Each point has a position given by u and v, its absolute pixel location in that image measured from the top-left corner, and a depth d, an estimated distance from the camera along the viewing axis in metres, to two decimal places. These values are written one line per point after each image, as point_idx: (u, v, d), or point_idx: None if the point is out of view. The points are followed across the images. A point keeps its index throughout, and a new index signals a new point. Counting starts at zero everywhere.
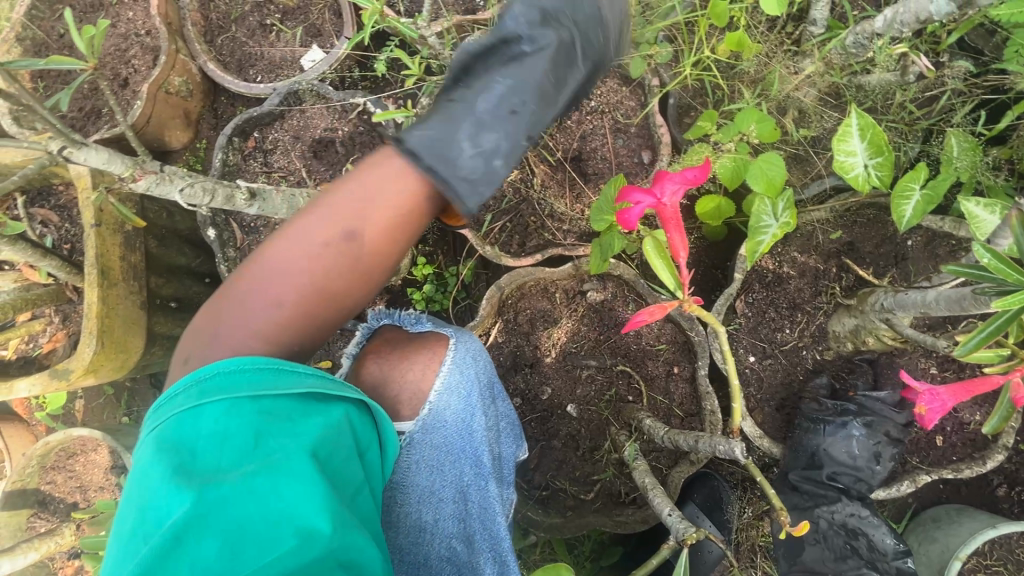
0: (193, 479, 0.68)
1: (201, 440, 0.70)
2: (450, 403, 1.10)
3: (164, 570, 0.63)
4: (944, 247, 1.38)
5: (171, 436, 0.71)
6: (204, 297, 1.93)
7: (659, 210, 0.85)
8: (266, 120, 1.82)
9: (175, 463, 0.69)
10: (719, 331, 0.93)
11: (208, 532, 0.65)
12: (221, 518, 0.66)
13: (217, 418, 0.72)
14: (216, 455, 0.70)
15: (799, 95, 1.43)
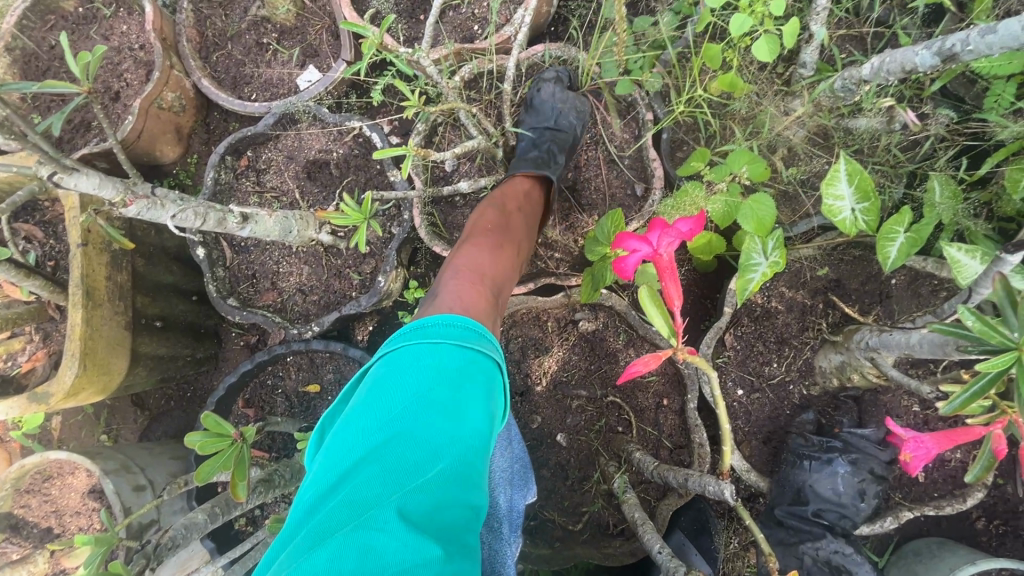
0: (413, 398, 0.81)
1: (437, 374, 0.84)
2: None
3: (378, 456, 0.76)
4: (926, 287, 1.40)
5: (410, 360, 0.87)
6: (191, 316, 1.91)
7: (654, 259, 0.87)
8: (260, 140, 1.82)
9: (408, 381, 0.83)
10: (711, 377, 0.94)
11: (409, 445, 0.77)
12: (420, 437, 0.77)
13: (433, 357, 0.87)
14: (422, 380, 0.83)
15: (789, 135, 1.47)
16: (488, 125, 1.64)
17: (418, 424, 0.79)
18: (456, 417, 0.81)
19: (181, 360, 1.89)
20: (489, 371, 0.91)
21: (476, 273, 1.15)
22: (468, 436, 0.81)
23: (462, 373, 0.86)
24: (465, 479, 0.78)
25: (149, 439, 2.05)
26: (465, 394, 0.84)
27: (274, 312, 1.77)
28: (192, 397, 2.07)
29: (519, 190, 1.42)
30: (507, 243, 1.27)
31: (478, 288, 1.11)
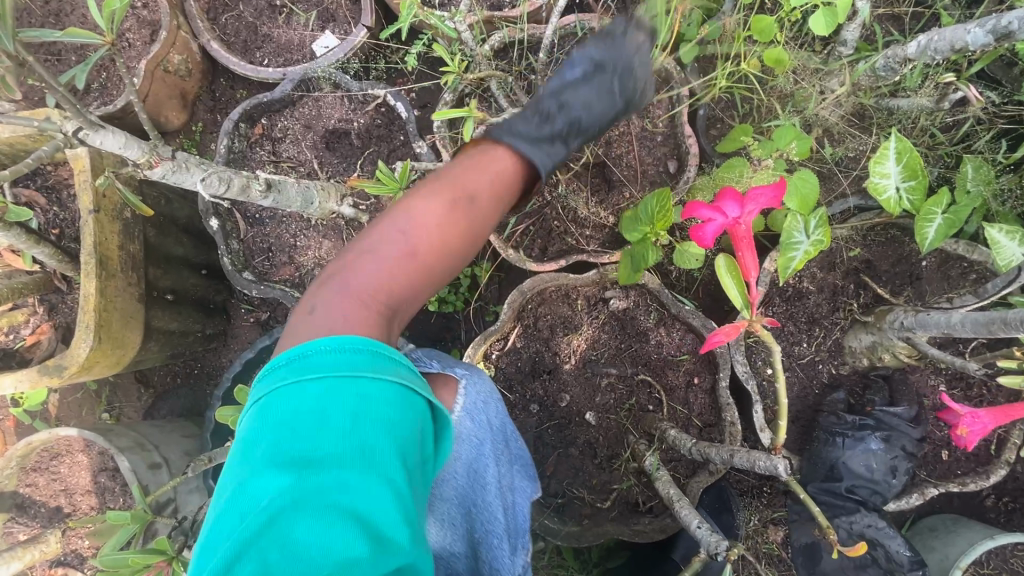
0: (294, 462, 0.64)
1: (322, 423, 0.66)
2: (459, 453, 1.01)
3: (262, 544, 0.59)
4: (956, 269, 1.41)
5: (289, 409, 0.68)
6: (200, 290, 1.84)
7: (731, 228, 0.85)
8: (276, 107, 1.74)
9: (289, 440, 0.66)
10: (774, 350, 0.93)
11: (295, 522, 0.60)
12: (310, 509, 0.61)
13: (320, 396, 0.68)
14: (315, 435, 0.66)
15: (826, 114, 1.45)
16: (519, 97, 1.59)
17: (306, 493, 0.62)
18: (356, 470, 0.64)
19: (191, 336, 1.82)
20: (399, 395, 0.73)
21: (365, 280, 0.85)
22: (374, 491, 0.64)
23: (359, 408, 0.68)
24: (380, 549, 0.61)
25: (154, 417, 1.98)
26: (363, 439, 0.67)
27: (291, 286, 1.71)
28: (200, 375, 2.00)
29: (479, 172, 0.98)
30: (433, 228, 0.90)
31: (367, 302, 0.83)
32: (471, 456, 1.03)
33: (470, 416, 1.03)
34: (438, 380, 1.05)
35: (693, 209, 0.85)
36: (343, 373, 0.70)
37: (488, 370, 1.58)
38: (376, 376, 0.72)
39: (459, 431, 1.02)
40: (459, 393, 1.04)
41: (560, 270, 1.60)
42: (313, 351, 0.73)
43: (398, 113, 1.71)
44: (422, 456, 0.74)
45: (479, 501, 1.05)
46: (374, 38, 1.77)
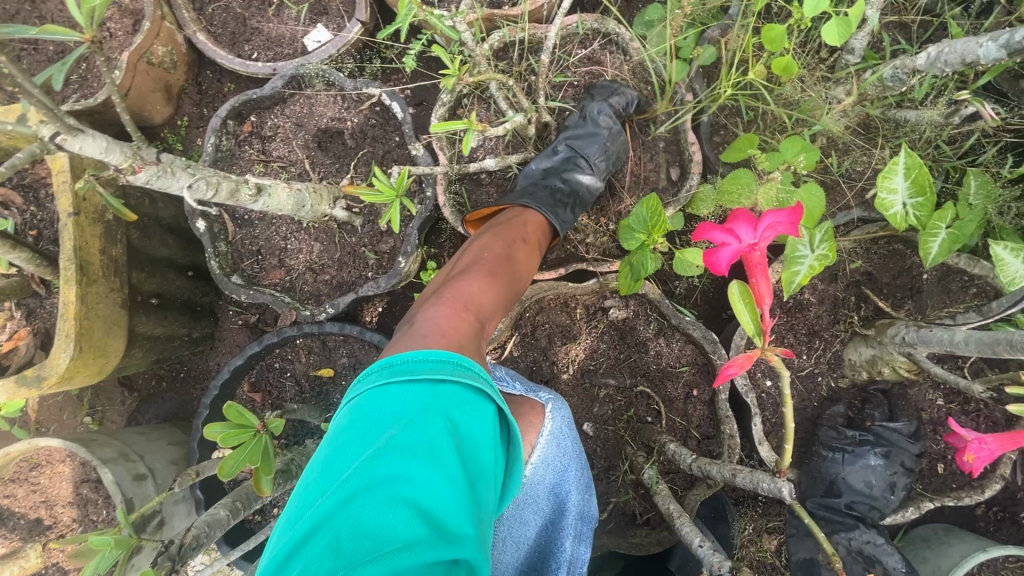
0: (370, 451, 0.70)
1: (400, 420, 0.73)
2: (543, 478, 1.07)
3: (334, 517, 0.63)
4: (957, 283, 1.40)
5: (369, 408, 0.75)
6: (187, 293, 1.78)
7: (746, 254, 0.82)
8: (266, 104, 1.68)
9: (363, 434, 0.72)
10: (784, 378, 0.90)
11: (369, 499, 0.65)
12: (384, 490, 0.65)
13: (403, 399, 0.76)
14: (393, 429, 0.72)
15: (831, 124, 1.43)
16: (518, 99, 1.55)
17: (377, 479, 0.66)
18: (422, 464, 0.68)
19: (177, 340, 1.76)
20: (466, 406, 0.78)
21: (462, 300, 1.07)
22: (437, 487, 0.67)
23: (428, 411, 0.74)
24: (439, 539, 0.64)
25: (139, 422, 1.93)
26: (432, 437, 0.71)
27: (282, 291, 1.66)
28: (186, 378, 1.95)
29: (523, 224, 1.34)
30: (505, 269, 1.20)
31: (459, 315, 1.01)
32: (553, 481, 1.09)
33: (556, 442, 1.10)
34: (527, 406, 1.14)
35: (706, 234, 0.83)
36: (418, 383, 0.78)
37: None
38: (447, 389, 0.79)
39: (544, 454, 1.09)
40: (546, 419, 1.11)
41: (559, 278, 1.57)
42: (395, 363, 0.81)
43: (393, 113, 1.66)
44: (483, 466, 0.76)
45: (555, 523, 1.10)
46: (368, 33, 1.70)
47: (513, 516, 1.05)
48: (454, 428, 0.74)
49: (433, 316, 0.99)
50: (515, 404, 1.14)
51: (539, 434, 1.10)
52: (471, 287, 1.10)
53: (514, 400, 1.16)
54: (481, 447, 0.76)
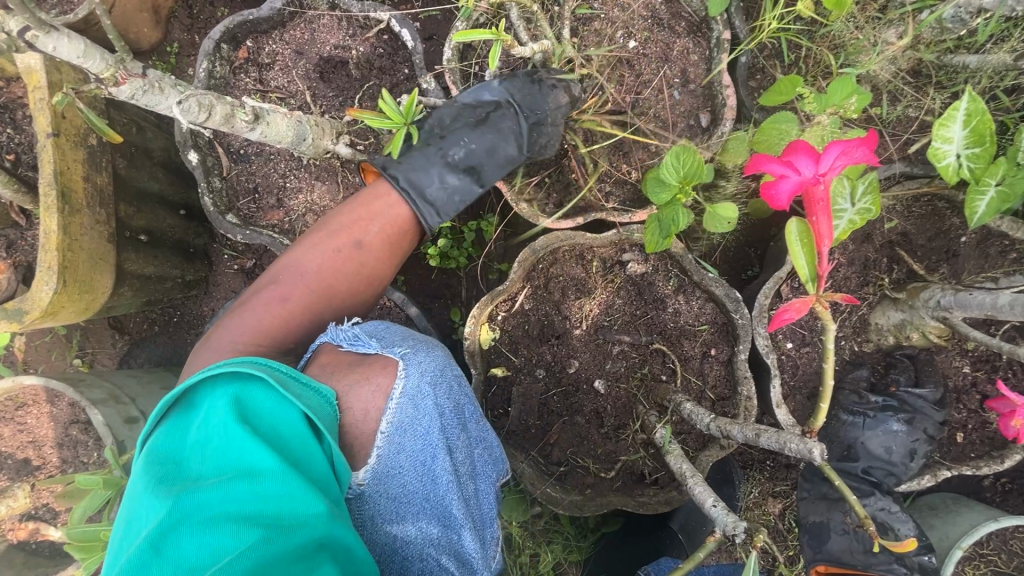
0: (176, 486, 0.69)
1: (200, 448, 0.74)
2: (404, 445, 0.93)
3: (150, 569, 0.63)
4: (996, 247, 1.32)
5: (162, 450, 0.74)
6: (179, 233, 1.68)
7: (807, 189, 0.74)
8: (263, 27, 1.54)
9: (160, 476, 0.71)
10: (830, 330, 0.83)
11: (188, 532, 0.65)
12: (201, 517, 0.66)
13: (200, 427, 0.75)
14: (199, 463, 0.72)
15: (878, 70, 1.32)
16: (540, 30, 1.42)
17: (188, 507, 0.67)
18: (235, 479, 0.70)
19: (169, 282, 1.67)
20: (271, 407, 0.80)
21: (338, 256, 1.16)
22: (265, 488, 0.70)
23: (221, 427, 0.74)
24: (276, 533, 0.67)
25: (130, 366, 1.86)
26: (240, 453, 0.72)
27: (280, 233, 1.57)
28: (179, 323, 1.88)
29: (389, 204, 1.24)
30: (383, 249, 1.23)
31: (326, 281, 1.14)
32: (416, 448, 0.94)
33: (411, 403, 0.95)
34: (376, 362, 0.99)
35: (764, 165, 0.74)
36: (207, 402, 0.78)
37: (493, 332, 1.49)
38: (239, 391, 0.79)
39: (399, 420, 0.94)
40: (398, 376, 0.97)
41: (576, 228, 1.48)
42: (175, 394, 0.79)
43: (403, 42, 1.52)
44: (302, 452, 0.78)
45: (435, 496, 0.96)
46: None
47: (377, 495, 0.90)
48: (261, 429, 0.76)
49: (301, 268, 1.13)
50: (363, 364, 0.99)
51: (388, 397, 0.95)
52: (363, 248, 1.18)
53: (365, 359, 1.01)
54: (296, 436, 0.79)
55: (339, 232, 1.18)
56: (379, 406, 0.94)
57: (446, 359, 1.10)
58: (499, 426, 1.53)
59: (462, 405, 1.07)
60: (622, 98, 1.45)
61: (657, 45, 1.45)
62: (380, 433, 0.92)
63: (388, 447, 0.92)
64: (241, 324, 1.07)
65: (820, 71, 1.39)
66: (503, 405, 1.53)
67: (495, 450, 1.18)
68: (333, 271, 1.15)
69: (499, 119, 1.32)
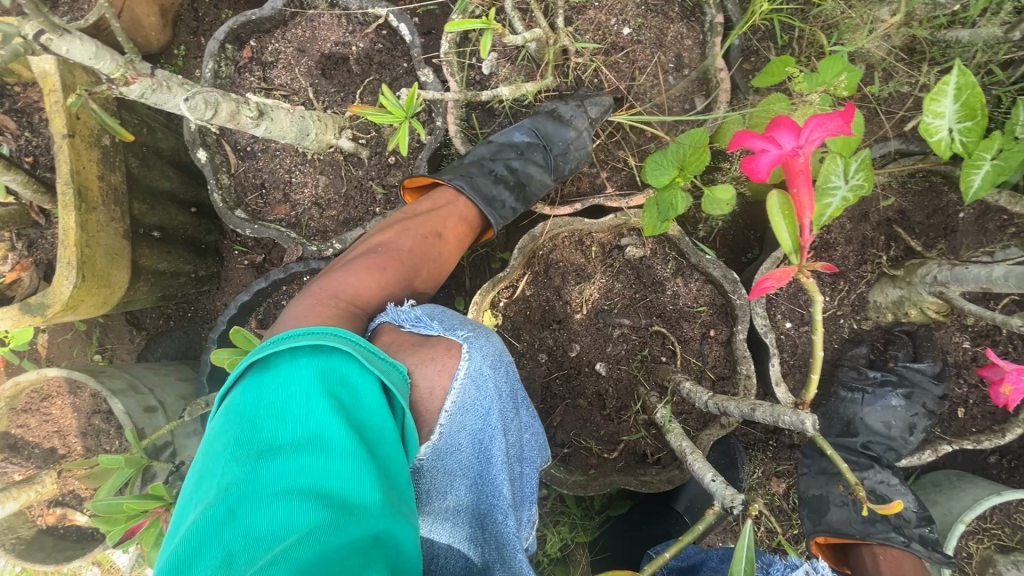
0: (252, 449, 0.68)
1: (276, 410, 0.72)
2: (464, 424, 0.92)
3: (216, 536, 0.61)
4: (995, 222, 1.33)
5: (238, 408, 0.73)
6: (191, 229, 1.73)
7: (786, 162, 0.76)
8: (266, 27, 1.58)
9: (236, 436, 0.70)
10: (817, 302, 0.85)
11: (260, 501, 0.64)
12: (274, 487, 0.65)
13: (278, 389, 0.74)
14: (274, 426, 0.71)
15: (872, 49, 1.33)
16: (534, 20, 1.45)
17: (261, 475, 0.66)
18: (310, 450, 0.68)
19: (183, 277, 1.73)
20: (351, 379, 0.79)
21: (426, 239, 1.22)
22: (339, 466, 0.68)
23: (305, 394, 0.73)
24: (343, 515, 0.65)
25: (148, 360, 1.93)
26: (318, 423, 0.71)
27: (287, 226, 1.61)
28: (194, 318, 1.94)
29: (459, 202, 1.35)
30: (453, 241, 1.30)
31: (414, 261, 1.17)
32: (474, 428, 0.93)
33: (474, 385, 0.94)
34: (438, 343, 0.98)
35: (746, 138, 0.77)
36: (286, 366, 0.77)
37: (495, 318, 1.54)
38: (321, 360, 0.78)
39: (461, 401, 0.93)
40: (461, 358, 0.96)
41: (576, 215, 1.52)
42: (253, 356, 0.78)
43: (401, 36, 1.55)
44: (375, 429, 0.77)
45: (487, 478, 0.95)
46: None
47: (434, 471, 0.89)
48: (344, 403, 0.74)
49: (394, 247, 1.16)
50: (426, 344, 0.97)
51: (453, 378, 0.94)
52: (443, 239, 1.26)
53: (428, 339, 0.99)
54: (372, 412, 0.77)
55: (421, 217, 1.26)
56: (443, 386, 0.93)
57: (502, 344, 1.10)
58: None
59: (512, 390, 1.06)
60: (617, 85, 1.47)
61: (650, 31, 1.47)
62: (442, 412, 0.91)
63: (449, 425, 0.91)
64: (341, 282, 1.03)
65: (813, 52, 1.40)
66: None
67: (537, 435, 1.19)
68: (423, 253, 1.21)
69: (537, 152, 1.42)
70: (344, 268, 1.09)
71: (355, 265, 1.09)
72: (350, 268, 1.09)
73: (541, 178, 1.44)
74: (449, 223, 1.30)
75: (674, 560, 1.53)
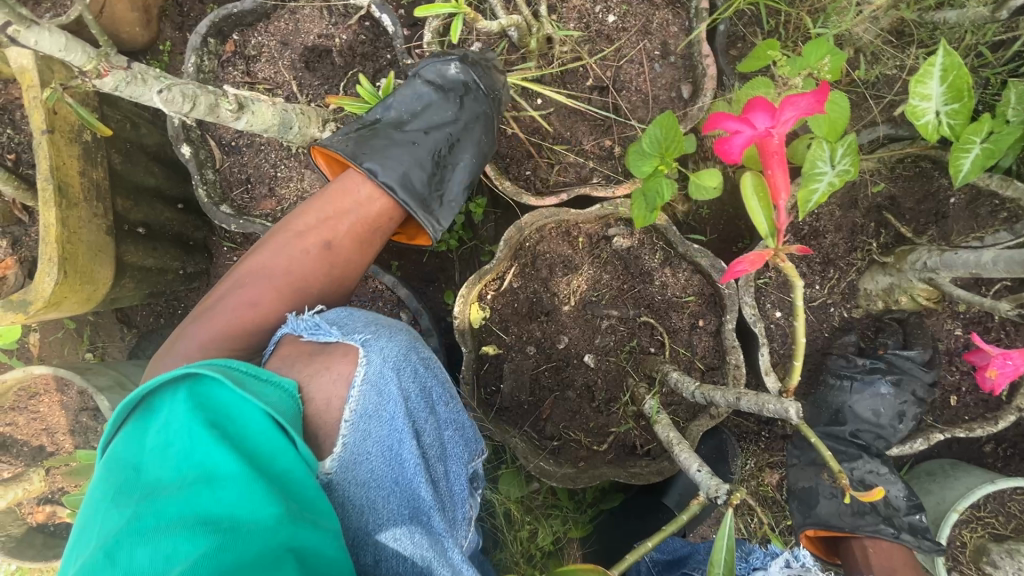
0: (136, 492, 0.73)
1: (159, 451, 0.76)
2: (371, 430, 0.96)
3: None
4: (987, 207, 1.31)
5: (121, 456, 0.78)
6: (177, 225, 1.72)
7: (761, 143, 0.74)
8: (248, 20, 1.57)
9: (119, 482, 0.74)
10: (796, 286, 0.84)
11: (145, 537, 0.68)
12: (159, 521, 0.69)
13: (160, 429, 0.79)
14: (157, 467, 0.75)
15: (860, 32, 1.31)
16: (517, 9, 1.43)
17: (147, 512, 0.70)
18: (193, 481, 0.73)
19: (170, 274, 1.73)
20: (234, 408, 0.82)
21: (318, 253, 1.16)
22: (224, 492, 0.73)
23: (183, 431, 0.77)
24: (232, 536, 0.69)
25: (139, 357, 1.93)
26: (201, 455, 0.75)
27: (273, 221, 1.60)
28: (184, 315, 1.93)
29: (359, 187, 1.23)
30: (354, 240, 1.21)
31: (289, 280, 1.12)
32: (382, 434, 0.97)
33: (375, 389, 0.98)
34: (337, 350, 1.01)
35: (720, 119, 0.75)
36: (168, 404, 0.81)
37: (482, 312, 1.52)
38: (201, 393, 0.82)
39: (363, 408, 0.96)
40: (359, 363, 1.00)
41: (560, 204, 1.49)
42: (136, 397, 0.82)
43: (384, 27, 1.54)
44: (264, 452, 0.80)
45: (403, 480, 0.99)
46: None
47: (347, 482, 0.92)
48: (226, 432, 0.78)
49: (272, 266, 1.12)
50: (322, 353, 1.01)
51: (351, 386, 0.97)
52: (332, 247, 1.17)
53: (325, 346, 1.03)
54: (260, 434, 0.81)
55: (314, 221, 1.18)
56: (341, 394, 0.97)
57: (411, 343, 1.13)
58: (492, 403, 1.55)
59: (426, 387, 1.10)
60: (602, 73, 1.46)
61: (635, 18, 1.45)
62: (344, 421, 0.95)
63: (354, 433, 0.94)
64: (212, 326, 1.04)
65: (800, 37, 1.39)
66: (495, 383, 1.55)
67: (466, 431, 1.23)
68: (311, 269, 1.15)
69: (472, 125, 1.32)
70: (228, 291, 1.10)
71: (234, 291, 1.09)
72: (229, 295, 1.09)
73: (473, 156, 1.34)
74: (347, 222, 1.20)
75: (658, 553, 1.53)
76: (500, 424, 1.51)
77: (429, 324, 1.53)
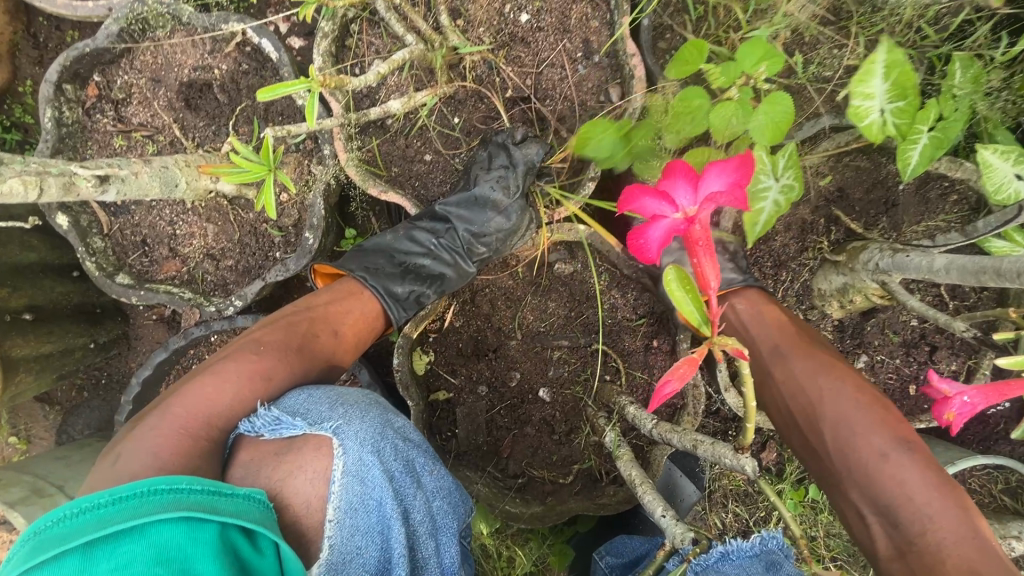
0: None
1: None
2: (356, 526, 0.82)
3: None
4: (936, 191, 1.25)
5: None
6: (75, 297, 1.54)
7: (683, 229, 0.65)
8: (107, 57, 1.35)
9: None
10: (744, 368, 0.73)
11: None
12: None
13: None
14: None
15: (796, 13, 1.18)
16: (415, 22, 1.26)
17: None
18: None
19: (78, 351, 1.55)
20: (171, 548, 0.66)
21: (322, 331, 1.11)
22: None
23: None
24: None
25: (66, 437, 1.77)
26: None
27: (180, 285, 1.44)
28: (107, 385, 1.76)
29: (362, 288, 1.22)
30: (357, 329, 1.18)
31: (284, 354, 1.02)
32: (370, 526, 0.83)
33: (357, 480, 0.84)
34: (307, 444, 0.86)
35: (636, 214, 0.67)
36: (75, 560, 0.64)
37: (425, 356, 1.42)
38: (125, 539, 0.66)
39: (346, 502, 0.82)
40: (335, 452, 0.85)
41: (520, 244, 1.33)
42: (32, 556, 0.65)
43: (267, 53, 1.34)
44: None
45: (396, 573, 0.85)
46: None
47: None
48: None
49: (263, 342, 1.04)
50: (290, 451, 0.86)
51: (331, 480, 0.83)
52: (341, 333, 1.14)
53: (292, 442, 0.87)
54: None
55: (321, 306, 1.15)
56: (322, 494, 0.83)
57: (383, 417, 0.98)
58: (448, 450, 1.46)
59: (410, 460, 0.95)
60: (522, 83, 1.31)
61: (551, 18, 1.29)
62: (326, 523, 0.80)
63: (339, 533, 0.80)
64: (184, 402, 0.89)
65: (731, 23, 1.25)
66: (450, 427, 1.46)
67: (457, 498, 1.07)
68: (308, 348, 1.07)
69: (498, 209, 1.27)
70: (203, 371, 0.97)
71: (216, 366, 0.97)
72: (208, 371, 0.96)
73: (489, 241, 1.29)
74: (355, 312, 1.18)
75: (612, 555, 1.33)
76: (459, 472, 1.41)
77: (370, 378, 1.42)
